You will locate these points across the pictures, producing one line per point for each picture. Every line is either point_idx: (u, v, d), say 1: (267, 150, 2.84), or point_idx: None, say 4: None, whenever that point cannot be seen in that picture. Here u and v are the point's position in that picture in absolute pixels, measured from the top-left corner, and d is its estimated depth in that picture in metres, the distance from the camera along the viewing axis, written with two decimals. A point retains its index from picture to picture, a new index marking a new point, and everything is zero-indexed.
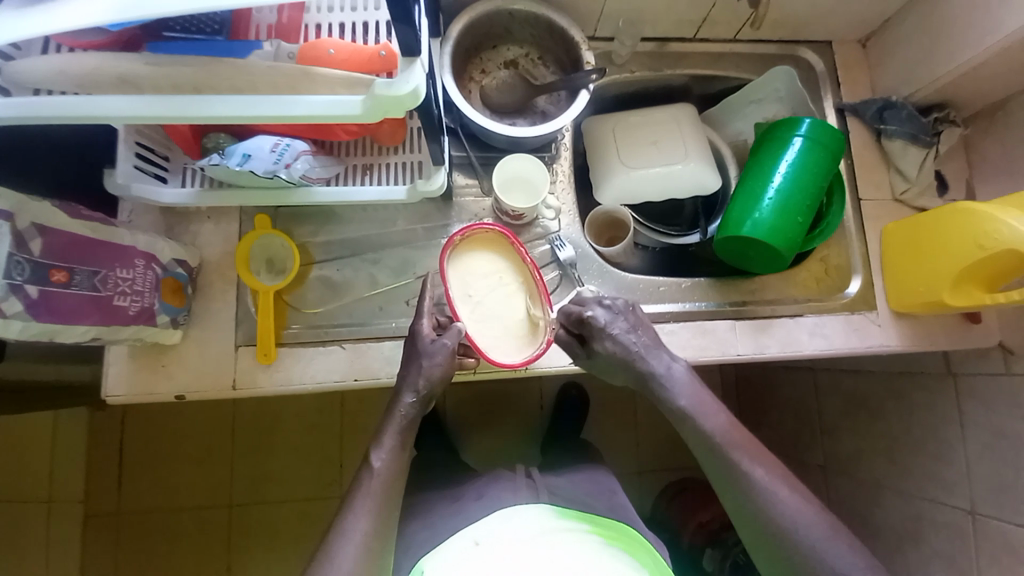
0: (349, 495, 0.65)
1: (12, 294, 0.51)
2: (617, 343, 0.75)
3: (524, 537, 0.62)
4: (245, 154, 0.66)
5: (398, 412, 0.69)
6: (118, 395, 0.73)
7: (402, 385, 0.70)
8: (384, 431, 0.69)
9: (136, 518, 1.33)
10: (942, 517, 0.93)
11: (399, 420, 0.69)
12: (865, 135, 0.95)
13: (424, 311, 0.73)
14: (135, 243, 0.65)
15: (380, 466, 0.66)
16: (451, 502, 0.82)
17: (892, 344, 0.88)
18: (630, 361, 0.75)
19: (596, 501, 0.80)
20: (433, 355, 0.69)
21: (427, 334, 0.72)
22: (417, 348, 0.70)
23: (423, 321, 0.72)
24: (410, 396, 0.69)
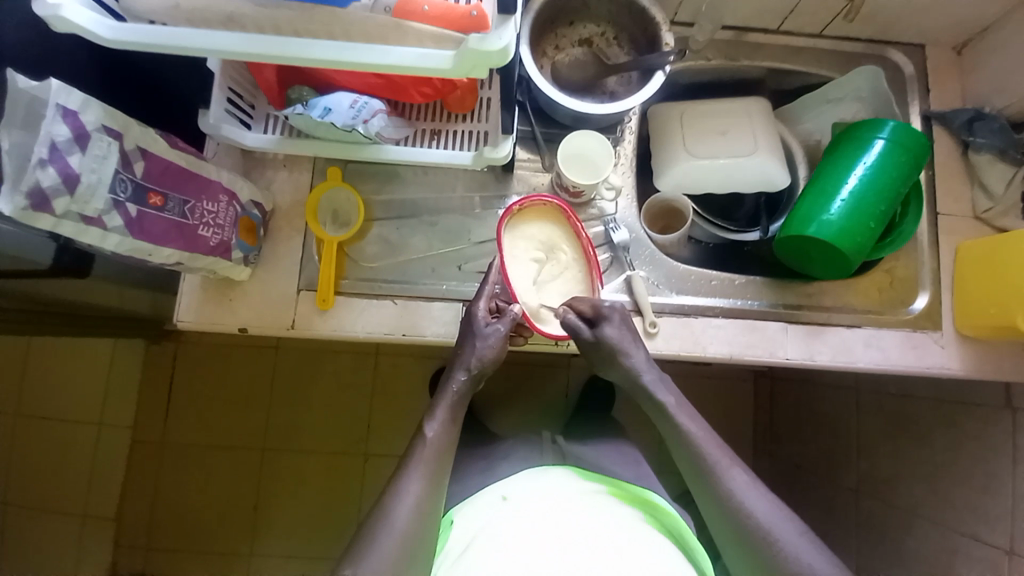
0: (403, 462, 0.65)
1: (113, 209, 0.55)
2: (613, 340, 0.74)
3: (550, 493, 0.63)
4: (326, 107, 0.69)
5: (450, 388, 0.71)
6: (187, 321, 0.78)
7: (453, 364, 0.72)
8: (436, 406, 0.70)
9: (177, 448, 1.41)
10: (979, 554, 0.89)
11: (450, 396, 0.70)
12: (950, 146, 0.90)
13: (484, 294, 0.75)
14: (220, 179, 0.69)
15: (432, 436, 0.67)
16: (480, 466, 0.84)
17: (954, 367, 0.83)
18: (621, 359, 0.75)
19: (624, 469, 0.81)
20: (489, 338, 0.72)
21: (482, 316, 0.74)
22: (473, 325, 0.73)
23: (480, 304, 0.74)
24: (461, 373, 0.71)
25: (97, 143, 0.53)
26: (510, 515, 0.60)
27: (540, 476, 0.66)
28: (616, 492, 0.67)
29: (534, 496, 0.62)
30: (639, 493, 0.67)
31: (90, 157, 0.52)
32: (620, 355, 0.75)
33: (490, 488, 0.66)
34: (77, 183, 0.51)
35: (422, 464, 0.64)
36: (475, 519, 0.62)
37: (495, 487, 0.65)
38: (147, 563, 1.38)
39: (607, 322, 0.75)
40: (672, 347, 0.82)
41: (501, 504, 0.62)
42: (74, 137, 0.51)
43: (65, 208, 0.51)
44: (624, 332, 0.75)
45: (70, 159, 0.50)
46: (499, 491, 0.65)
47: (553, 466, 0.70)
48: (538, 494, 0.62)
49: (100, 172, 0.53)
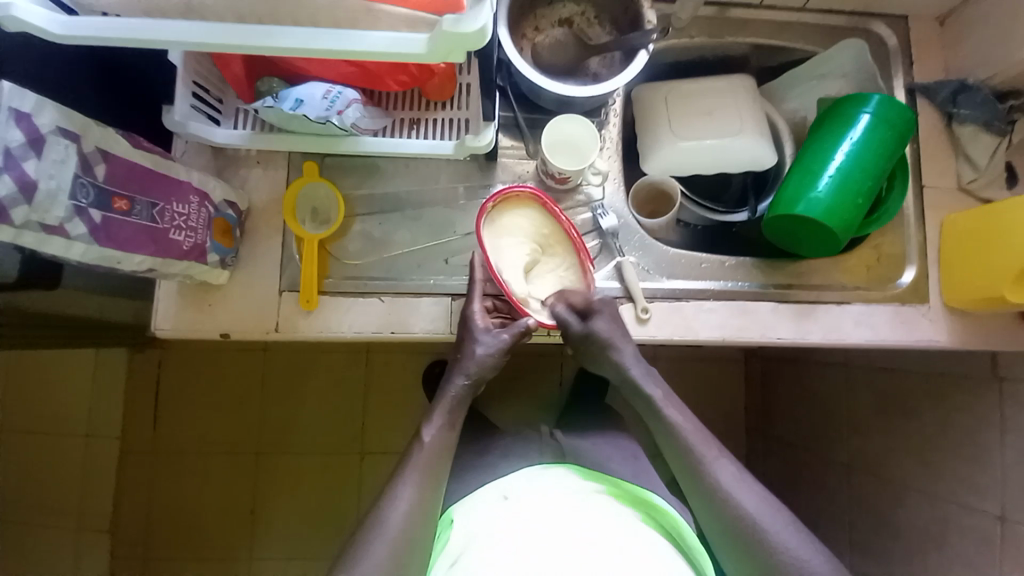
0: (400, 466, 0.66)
1: (76, 217, 0.52)
2: (604, 331, 0.76)
3: (551, 491, 0.63)
4: (298, 99, 0.67)
5: (449, 394, 0.72)
6: (166, 329, 0.75)
7: (453, 368, 0.73)
8: (434, 411, 0.71)
9: (169, 455, 1.39)
10: (970, 521, 0.91)
11: (449, 400, 0.71)
12: (933, 118, 0.90)
13: (478, 297, 0.74)
14: (190, 179, 0.65)
15: (430, 439, 0.68)
16: (476, 462, 0.83)
17: (942, 340, 0.84)
18: (608, 348, 0.76)
19: (621, 466, 0.81)
20: (489, 343, 0.72)
21: (480, 320, 0.73)
22: (471, 329, 0.73)
23: (476, 308, 0.74)
24: (461, 377, 0.72)
25: (54, 146, 0.50)
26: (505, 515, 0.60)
27: (541, 476, 0.67)
28: (614, 491, 0.66)
29: (533, 494, 0.62)
30: (638, 493, 0.67)
31: (47, 162, 0.49)
32: (610, 348, 0.76)
33: (492, 487, 0.66)
34: (35, 191, 0.48)
35: (419, 468, 0.65)
36: (474, 518, 0.62)
37: (496, 486, 0.65)
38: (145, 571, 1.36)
39: (596, 315, 0.76)
40: (665, 333, 0.81)
41: (502, 504, 0.62)
42: (29, 142, 0.48)
43: (25, 217, 0.48)
44: (613, 326, 0.76)
45: (26, 165, 0.47)
46: (499, 491, 0.65)
47: (556, 466, 0.70)
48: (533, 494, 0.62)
49: (59, 177, 0.50)
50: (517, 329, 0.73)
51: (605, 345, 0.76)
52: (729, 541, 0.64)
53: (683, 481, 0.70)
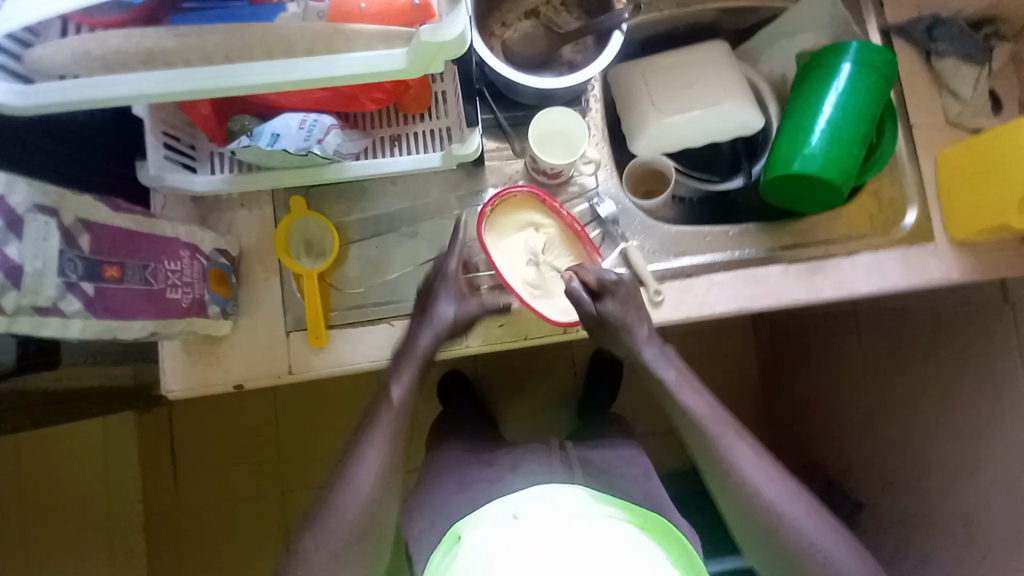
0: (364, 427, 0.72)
1: (69, 293, 0.50)
2: (617, 313, 0.73)
3: (569, 512, 0.57)
4: (274, 133, 0.64)
5: (416, 349, 0.74)
6: (177, 389, 0.73)
7: (419, 323, 0.74)
8: (401, 367, 0.73)
9: (195, 510, 1.37)
10: (1002, 447, 0.90)
11: (416, 357, 0.73)
12: (913, 57, 0.89)
13: (455, 254, 0.76)
14: (177, 234, 0.63)
15: (398, 399, 0.72)
16: (509, 468, 0.82)
17: (953, 276, 0.84)
18: (624, 327, 0.74)
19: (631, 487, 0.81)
20: (458, 305, 0.75)
21: (452, 280, 0.76)
22: (440, 289, 0.75)
23: (451, 261, 0.76)
24: (428, 336, 0.74)
25: (34, 224, 0.47)
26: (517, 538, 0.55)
27: (557, 493, 0.60)
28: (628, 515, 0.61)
29: (550, 515, 0.57)
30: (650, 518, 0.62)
31: (28, 242, 0.46)
32: (624, 329, 0.74)
33: (500, 505, 0.61)
34: (22, 275, 0.46)
35: (388, 427, 0.71)
36: (485, 537, 0.57)
37: (506, 503, 0.60)
38: None
39: (608, 296, 0.74)
40: (680, 313, 0.80)
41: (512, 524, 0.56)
42: (7, 225, 0.45)
43: (16, 303, 0.46)
44: (625, 305, 0.74)
45: (8, 250, 0.45)
46: (508, 509, 0.59)
47: (570, 484, 0.64)
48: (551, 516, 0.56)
49: (44, 256, 0.48)
50: (490, 301, 0.77)
51: (620, 326, 0.74)
52: (766, 513, 0.65)
53: (697, 454, 0.71)
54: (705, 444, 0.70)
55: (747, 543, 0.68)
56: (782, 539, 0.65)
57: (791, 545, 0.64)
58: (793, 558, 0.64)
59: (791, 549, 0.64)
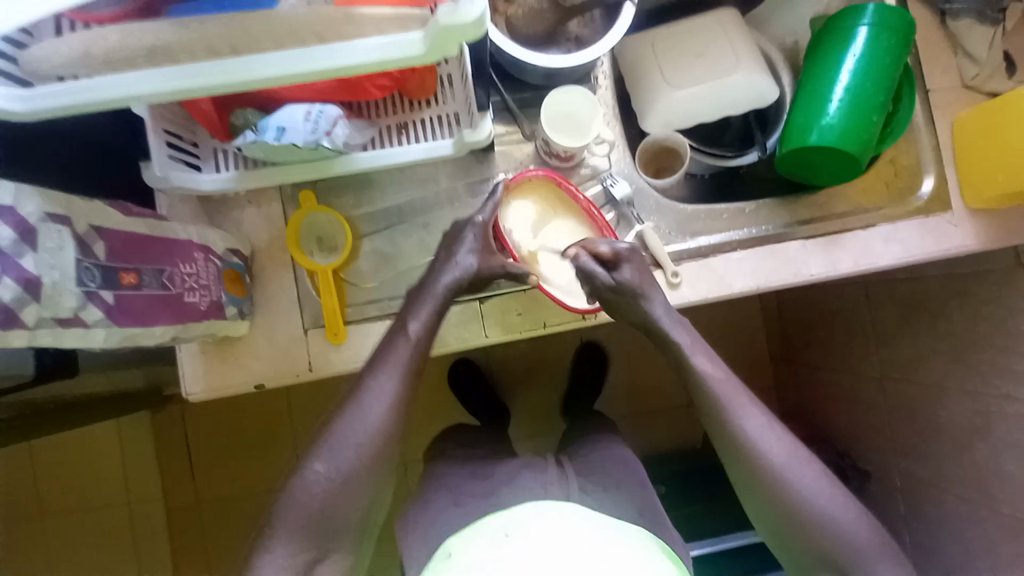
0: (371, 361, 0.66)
1: (89, 302, 0.48)
2: (630, 280, 0.72)
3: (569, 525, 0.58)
4: (279, 126, 0.62)
5: (435, 289, 0.68)
6: (198, 392, 0.72)
7: (441, 264, 0.70)
8: (417, 303, 0.68)
9: (215, 507, 1.38)
10: (1012, 409, 0.91)
11: (436, 297, 0.68)
12: (927, 17, 0.87)
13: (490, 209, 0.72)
14: (188, 235, 0.62)
15: (414, 332, 0.66)
16: (505, 482, 0.83)
17: (970, 243, 0.83)
18: (636, 295, 0.72)
19: (624, 499, 0.82)
20: (481, 256, 0.70)
21: (481, 226, 0.71)
22: (467, 233, 0.71)
23: (486, 214, 0.71)
24: (447, 275, 0.69)
25: (48, 234, 0.46)
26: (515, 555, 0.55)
27: (552, 506, 0.61)
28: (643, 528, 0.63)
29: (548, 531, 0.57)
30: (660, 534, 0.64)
31: (44, 253, 0.45)
32: (636, 297, 0.72)
33: (491, 519, 0.61)
34: (41, 287, 0.44)
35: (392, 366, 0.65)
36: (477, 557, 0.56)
37: (498, 518, 0.60)
38: None
39: (624, 265, 0.72)
40: (698, 292, 0.80)
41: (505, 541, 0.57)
42: (19, 237, 0.44)
43: (36, 316, 0.45)
44: (640, 273, 0.72)
45: (23, 262, 0.43)
46: (500, 526, 0.59)
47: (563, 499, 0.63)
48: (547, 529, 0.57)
49: (60, 267, 0.46)
50: (514, 266, 0.72)
51: (634, 293, 0.72)
52: (780, 489, 0.64)
53: (710, 429, 0.69)
54: (716, 408, 0.68)
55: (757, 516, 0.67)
56: (796, 518, 0.63)
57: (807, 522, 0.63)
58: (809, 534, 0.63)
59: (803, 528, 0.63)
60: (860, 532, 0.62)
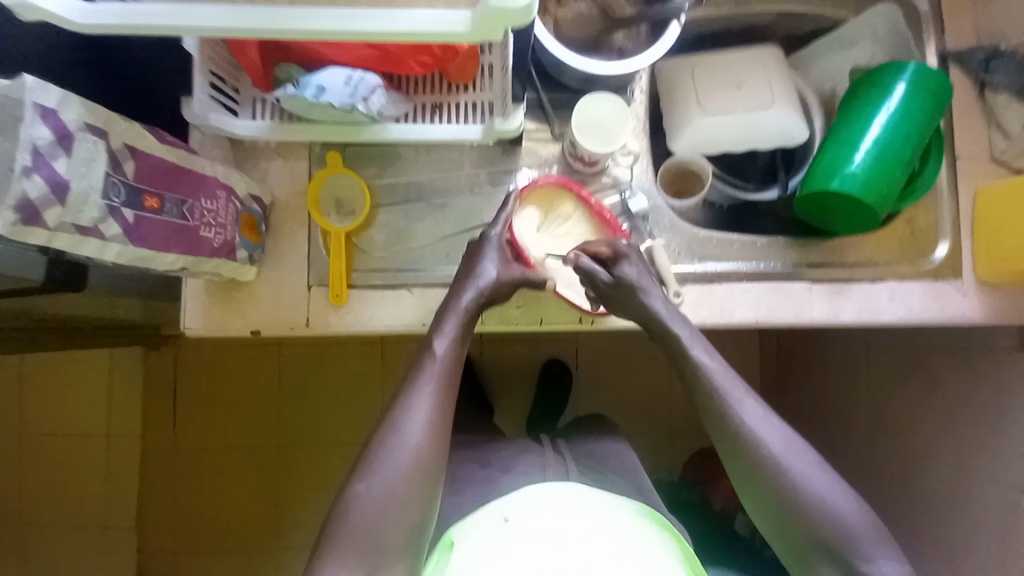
0: (411, 372, 0.69)
1: (109, 216, 0.50)
2: (631, 277, 0.74)
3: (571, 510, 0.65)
4: (320, 86, 0.64)
5: (459, 305, 0.71)
6: (196, 327, 0.74)
7: (464, 280, 0.72)
8: (445, 320, 0.71)
9: (190, 453, 1.39)
10: (993, 491, 0.91)
11: (461, 312, 0.71)
12: (967, 86, 0.88)
13: (502, 219, 0.75)
14: (214, 173, 0.63)
15: (441, 353, 0.69)
16: (499, 471, 0.87)
17: (975, 314, 0.83)
18: (635, 292, 0.74)
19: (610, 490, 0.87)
20: (502, 267, 0.73)
21: (497, 244, 0.74)
22: (486, 248, 0.74)
23: (498, 229, 0.75)
24: (472, 292, 0.72)
25: (83, 144, 0.47)
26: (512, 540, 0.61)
27: (549, 488, 0.68)
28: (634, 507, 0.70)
29: (544, 512, 0.64)
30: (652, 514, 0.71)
31: (77, 160, 0.47)
32: (637, 293, 0.74)
33: (488, 509, 0.67)
34: (67, 192, 0.46)
35: (433, 376, 0.68)
36: (479, 541, 0.63)
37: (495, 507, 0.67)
38: (174, 565, 1.38)
39: (625, 261, 0.75)
40: (698, 316, 0.80)
41: (505, 526, 0.64)
42: (57, 140, 0.46)
43: (57, 219, 0.46)
44: (640, 269, 0.75)
45: (56, 165, 0.45)
46: (500, 512, 0.66)
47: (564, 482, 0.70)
48: (539, 515, 0.64)
49: (90, 177, 0.48)
50: (531, 274, 0.74)
51: (633, 289, 0.74)
52: (762, 511, 0.66)
53: (710, 426, 0.70)
54: (717, 413, 0.69)
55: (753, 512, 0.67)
56: (793, 516, 0.63)
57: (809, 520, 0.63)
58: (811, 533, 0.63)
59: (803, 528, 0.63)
60: (864, 537, 0.62)
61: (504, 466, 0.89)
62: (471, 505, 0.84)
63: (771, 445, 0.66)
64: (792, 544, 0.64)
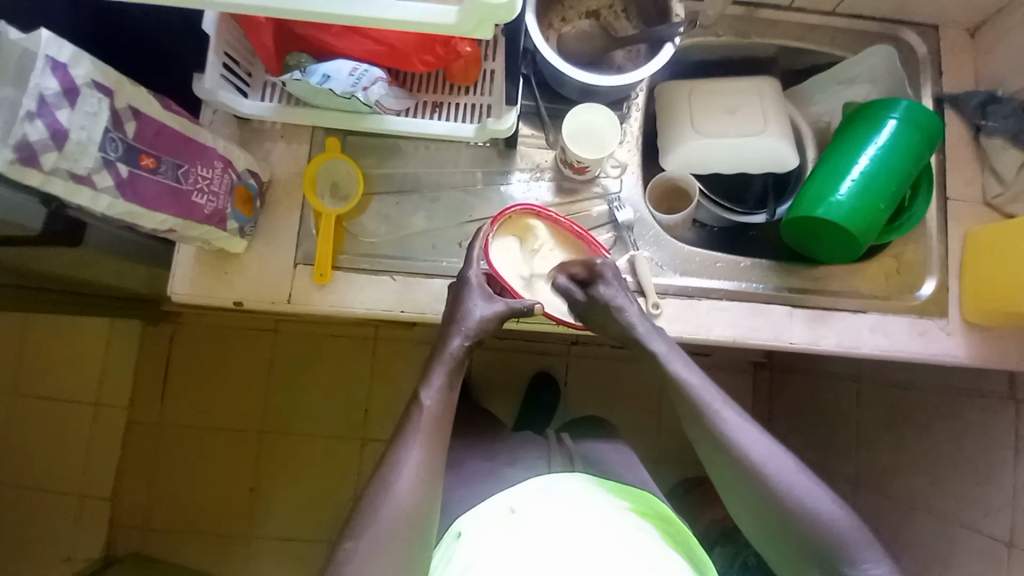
0: (400, 431, 0.65)
1: (104, 168, 0.53)
2: (608, 297, 0.74)
3: (572, 503, 0.65)
4: (326, 75, 0.67)
5: (447, 352, 0.69)
6: (182, 293, 0.76)
7: (449, 326, 0.70)
8: (431, 372, 0.69)
9: (173, 430, 1.40)
10: (975, 543, 0.87)
11: (449, 359, 0.69)
12: (962, 129, 0.89)
13: (474, 259, 0.73)
14: (215, 145, 0.67)
15: (429, 405, 0.66)
16: (509, 462, 0.87)
17: (959, 355, 0.82)
18: (612, 312, 0.73)
19: (630, 473, 0.88)
20: (486, 305, 0.71)
21: (477, 285, 0.72)
22: (468, 293, 0.71)
23: (472, 270, 0.72)
24: (458, 338, 0.70)
25: (88, 99, 0.51)
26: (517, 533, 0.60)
27: (553, 484, 0.67)
28: (639, 508, 0.69)
29: (550, 507, 0.63)
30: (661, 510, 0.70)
31: (80, 113, 0.50)
32: (614, 312, 0.73)
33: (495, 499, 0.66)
34: (66, 140, 0.49)
35: (420, 429, 0.65)
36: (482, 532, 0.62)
37: (502, 498, 0.65)
38: (144, 543, 1.37)
39: (603, 280, 0.75)
40: (676, 330, 0.80)
41: (511, 517, 0.62)
42: (63, 92, 0.49)
43: (53, 164, 0.49)
44: (617, 289, 0.75)
45: (59, 114, 0.48)
46: (506, 503, 0.65)
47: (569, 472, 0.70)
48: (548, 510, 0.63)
49: (90, 130, 0.51)
50: (517, 304, 0.72)
51: (611, 308, 0.73)
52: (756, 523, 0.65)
53: (698, 437, 0.68)
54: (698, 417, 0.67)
55: (745, 521, 0.66)
56: (786, 529, 0.62)
57: (804, 532, 0.61)
58: (808, 543, 0.61)
59: (797, 540, 0.62)
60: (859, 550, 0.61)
61: (471, 467, 0.88)
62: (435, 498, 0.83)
63: (761, 457, 0.64)
64: (790, 553, 0.63)
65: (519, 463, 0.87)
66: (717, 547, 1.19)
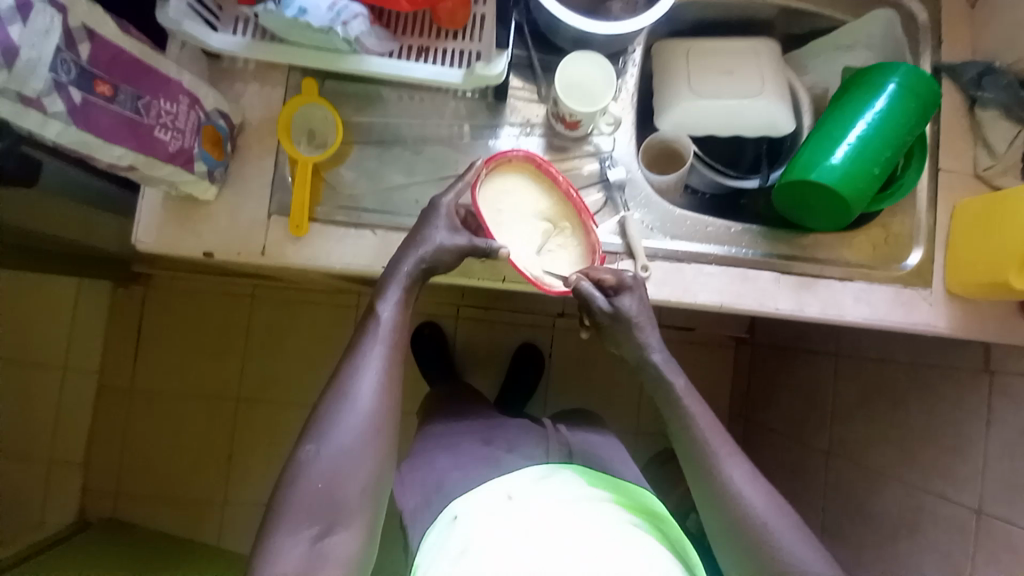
0: (343, 376, 0.60)
1: (54, 92, 0.48)
2: (629, 318, 0.71)
3: (562, 498, 0.64)
4: (301, 8, 0.61)
5: (401, 272, 0.65)
6: (148, 242, 0.71)
7: (407, 247, 0.66)
8: (386, 287, 0.65)
9: (146, 397, 1.36)
10: (944, 513, 0.90)
11: (402, 279, 0.65)
12: (957, 100, 0.87)
13: (456, 187, 0.69)
14: (180, 79, 0.62)
15: (387, 317, 0.63)
16: (505, 449, 0.84)
17: (939, 325, 0.83)
18: (631, 330, 0.71)
19: (624, 467, 0.86)
20: (449, 234, 0.66)
21: (445, 213, 0.67)
22: (437, 216, 0.67)
23: (448, 196, 0.68)
24: (413, 260, 0.65)
25: (40, 14, 0.46)
26: (510, 517, 0.61)
27: (547, 477, 0.68)
28: (623, 502, 0.68)
29: (544, 499, 0.64)
30: (645, 504, 0.69)
31: (31, 30, 0.45)
32: (635, 331, 0.72)
33: (491, 487, 0.66)
34: (16, 58, 0.44)
35: (383, 356, 0.61)
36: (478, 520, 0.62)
37: (499, 486, 0.66)
38: (117, 509, 1.34)
39: (625, 292, 0.71)
40: (663, 293, 0.79)
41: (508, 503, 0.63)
42: (17, 6, 0.44)
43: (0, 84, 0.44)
44: (641, 305, 0.71)
45: (10, 29, 0.43)
46: (503, 490, 0.66)
47: (561, 468, 0.71)
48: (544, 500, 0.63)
49: (41, 48, 0.46)
50: (481, 243, 0.67)
51: (631, 326, 0.71)
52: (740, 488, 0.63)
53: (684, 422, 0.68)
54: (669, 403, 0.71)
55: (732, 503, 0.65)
56: None
57: None
58: None
59: None
60: None
61: (456, 443, 0.87)
62: (418, 476, 0.84)
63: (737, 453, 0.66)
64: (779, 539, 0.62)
65: (509, 450, 0.84)
66: (691, 515, 1.21)
